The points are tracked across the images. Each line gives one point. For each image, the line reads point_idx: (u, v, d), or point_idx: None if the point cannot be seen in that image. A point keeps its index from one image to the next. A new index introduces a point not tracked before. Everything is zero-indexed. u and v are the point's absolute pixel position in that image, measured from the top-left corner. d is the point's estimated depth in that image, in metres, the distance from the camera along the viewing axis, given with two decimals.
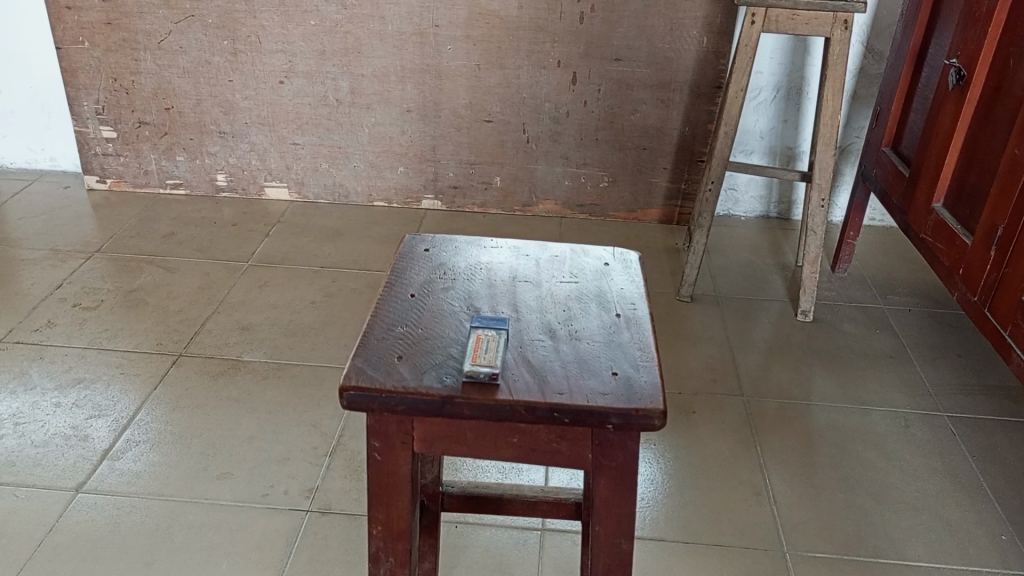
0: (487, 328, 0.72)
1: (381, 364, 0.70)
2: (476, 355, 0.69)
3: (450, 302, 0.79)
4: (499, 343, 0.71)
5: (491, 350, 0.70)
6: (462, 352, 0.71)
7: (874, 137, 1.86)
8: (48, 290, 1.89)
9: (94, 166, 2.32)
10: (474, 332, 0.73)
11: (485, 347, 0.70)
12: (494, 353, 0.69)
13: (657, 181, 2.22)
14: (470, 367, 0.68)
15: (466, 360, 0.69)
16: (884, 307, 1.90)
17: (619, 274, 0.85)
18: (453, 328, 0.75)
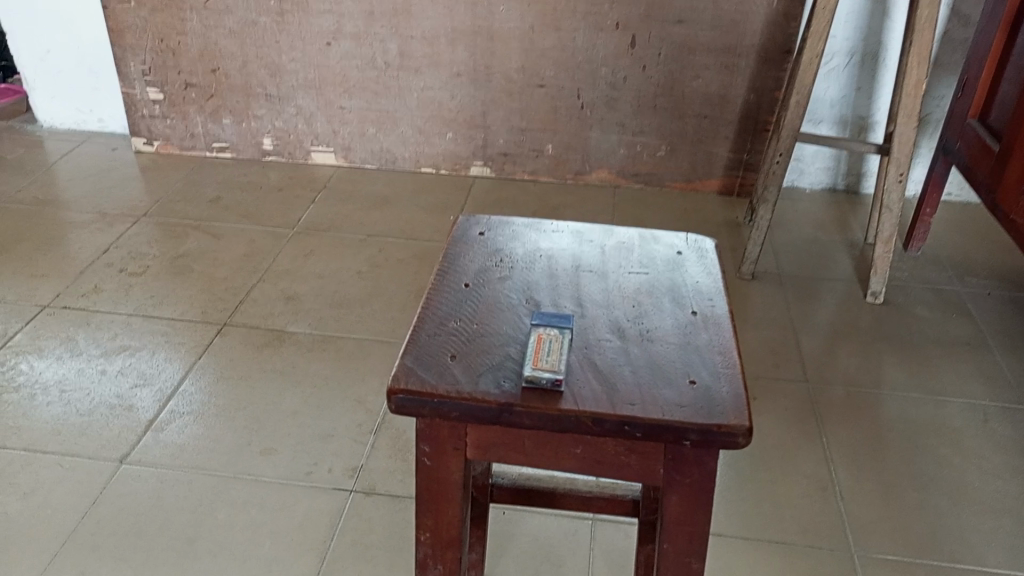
0: (547, 326, 0.66)
1: (433, 364, 0.64)
2: (537, 357, 0.63)
3: (508, 294, 0.72)
4: (562, 344, 0.64)
5: (553, 352, 0.63)
6: (522, 353, 0.65)
7: (959, 108, 1.73)
8: (95, 254, 1.87)
9: (141, 129, 2.30)
10: (533, 329, 0.66)
11: (547, 347, 0.63)
12: (557, 355, 0.63)
13: (718, 151, 2.11)
14: (531, 371, 0.62)
15: (526, 362, 0.62)
16: (961, 291, 1.79)
17: (693, 265, 0.77)
18: (511, 325, 0.68)
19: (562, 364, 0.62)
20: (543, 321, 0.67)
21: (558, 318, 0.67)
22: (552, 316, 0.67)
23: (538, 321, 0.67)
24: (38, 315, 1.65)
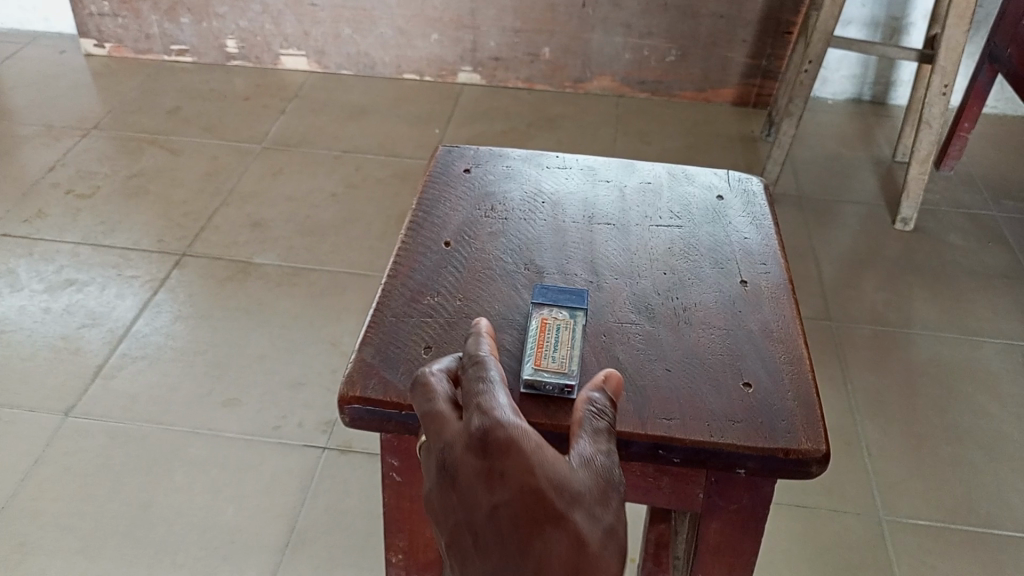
0: (553, 306, 0.52)
1: (400, 356, 0.50)
2: (539, 358, 0.49)
3: (499, 258, 0.58)
4: (574, 338, 0.50)
5: (559, 350, 0.49)
6: (519, 343, 0.51)
7: (1011, 8, 1.52)
8: (39, 173, 1.67)
9: (91, 29, 2.06)
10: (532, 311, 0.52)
11: (553, 340, 0.50)
12: (564, 354, 0.49)
13: (734, 56, 1.90)
14: (531, 376, 0.48)
15: (524, 361, 0.49)
16: (998, 216, 1.62)
17: (738, 219, 0.64)
18: (501, 298, 0.54)
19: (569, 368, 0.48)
20: (544, 298, 0.52)
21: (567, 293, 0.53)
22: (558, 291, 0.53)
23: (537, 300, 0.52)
24: None
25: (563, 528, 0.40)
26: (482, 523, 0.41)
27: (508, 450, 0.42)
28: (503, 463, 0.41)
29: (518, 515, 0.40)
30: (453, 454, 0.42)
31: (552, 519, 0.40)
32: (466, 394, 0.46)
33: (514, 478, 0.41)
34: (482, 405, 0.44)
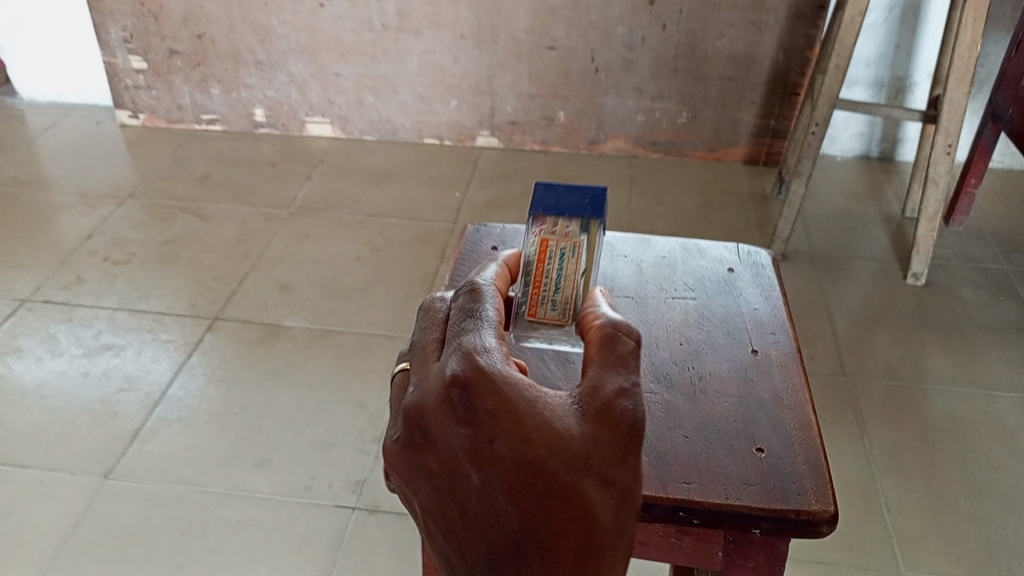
0: (559, 218, 0.59)
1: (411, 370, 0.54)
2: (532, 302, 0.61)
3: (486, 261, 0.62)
4: (579, 277, 0.59)
5: (558, 288, 0.59)
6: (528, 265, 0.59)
7: (1011, 69, 1.57)
8: (78, 240, 1.75)
9: (126, 101, 2.16)
10: (533, 217, 0.60)
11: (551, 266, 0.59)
12: (555, 298, 0.60)
13: (744, 117, 1.96)
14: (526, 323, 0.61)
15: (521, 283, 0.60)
16: (1008, 269, 1.65)
17: (749, 288, 0.70)
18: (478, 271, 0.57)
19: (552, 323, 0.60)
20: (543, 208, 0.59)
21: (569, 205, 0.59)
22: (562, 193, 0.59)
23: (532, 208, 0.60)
24: (18, 311, 1.54)
25: (561, 501, 0.41)
26: (473, 496, 0.42)
27: (496, 415, 0.41)
28: (491, 431, 0.41)
29: (515, 486, 0.41)
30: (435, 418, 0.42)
31: (548, 488, 0.41)
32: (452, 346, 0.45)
33: (507, 449, 0.41)
34: (463, 363, 0.43)
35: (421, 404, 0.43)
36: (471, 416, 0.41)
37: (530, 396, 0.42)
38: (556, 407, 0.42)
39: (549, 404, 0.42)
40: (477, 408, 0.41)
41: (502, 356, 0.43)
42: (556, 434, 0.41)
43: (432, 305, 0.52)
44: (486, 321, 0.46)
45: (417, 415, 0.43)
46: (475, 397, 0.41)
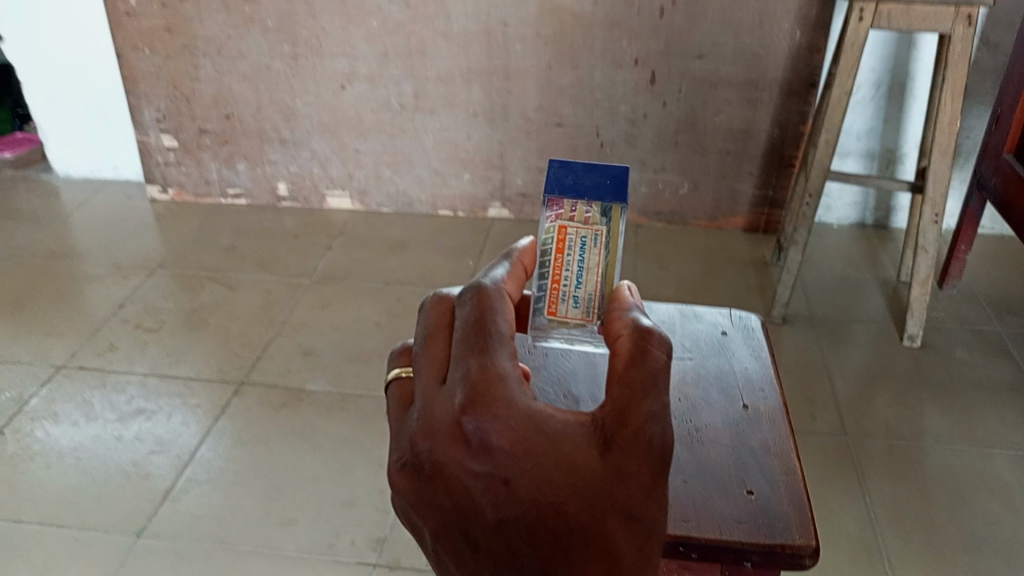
0: (579, 200, 0.66)
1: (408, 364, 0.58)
2: (553, 301, 0.70)
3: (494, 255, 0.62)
4: (604, 264, 0.68)
5: (581, 280, 0.69)
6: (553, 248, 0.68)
7: (992, 142, 1.67)
8: (110, 309, 1.84)
9: (156, 177, 2.28)
10: (552, 198, 0.67)
11: (575, 251, 0.68)
12: (579, 292, 0.69)
13: (743, 187, 2.06)
14: (546, 320, 0.71)
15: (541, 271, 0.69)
16: (1001, 330, 1.72)
17: (741, 348, 0.77)
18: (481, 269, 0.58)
19: (574, 320, 0.70)
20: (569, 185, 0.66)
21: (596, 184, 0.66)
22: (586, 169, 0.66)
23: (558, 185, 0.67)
24: (55, 377, 1.62)
25: (573, 534, 0.48)
26: (490, 531, 0.48)
27: (509, 456, 0.47)
28: (506, 471, 0.47)
29: (530, 521, 0.48)
30: (451, 463, 0.48)
31: (560, 523, 0.47)
32: (465, 368, 0.49)
33: (520, 488, 0.47)
34: (474, 413, 0.47)
35: (434, 431, 0.49)
36: (487, 456, 0.47)
37: (543, 433, 0.48)
38: (568, 449, 0.48)
39: (561, 443, 0.48)
40: (492, 448, 0.47)
41: (515, 390, 0.48)
42: (567, 473, 0.47)
43: (435, 300, 0.54)
44: (495, 336, 0.50)
45: (433, 457, 0.48)
46: (489, 439, 0.47)
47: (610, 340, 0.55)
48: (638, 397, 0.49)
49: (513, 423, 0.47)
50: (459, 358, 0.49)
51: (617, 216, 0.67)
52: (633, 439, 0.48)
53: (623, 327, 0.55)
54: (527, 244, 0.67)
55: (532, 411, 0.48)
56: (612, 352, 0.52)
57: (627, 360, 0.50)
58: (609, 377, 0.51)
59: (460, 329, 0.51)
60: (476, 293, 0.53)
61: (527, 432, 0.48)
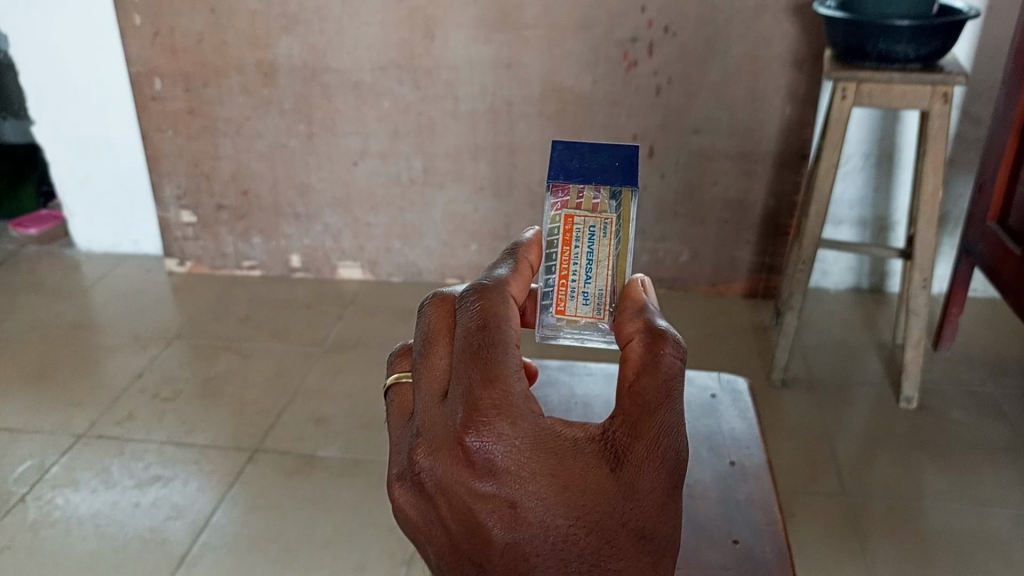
0: (587, 185, 0.70)
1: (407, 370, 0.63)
2: (561, 299, 0.74)
3: (501, 253, 0.67)
4: (612, 257, 0.72)
5: (589, 277, 0.73)
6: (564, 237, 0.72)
7: (977, 209, 1.74)
8: (129, 378, 1.90)
9: (175, 250, 2.36)
10: (560, 185, 0.71)
11: (583, 245, 0.72)
12: (587, 290, 0.73)
13: (741, 254, 2.13)
14: (554, 319, 0.75)
15: (550, 264, 0.73)
16: (996, 392, 1.76)
17: (729, 409, 0.82)
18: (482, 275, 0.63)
19: (582, 320, 0.74)
20: (580, 174, 0.70)
21: (607, 176, 0.70)
22: (599, 160, 0.70)
23: (570, 174, 0.70)
24: (75, 445, 1.67)
25: (576, 548, 0.54)
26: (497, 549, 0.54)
27: (515, 475, 0.53)
28: (512, 490, 0.53)
29: (535, 536, 0.54)
30: (459, 480, 0.53)
31: (564, 537, 0.54)
32: (467, 387, 0.54)
33: (525, 506, 0.53)
34: (481, 432, 0.53)
35: (437, 450, 0.54)
36: (492, 477, 0.53)
37: (549, 454, 0.54)
38: (572, 466, 0.54)
39: (566, 463, 0.54)
40: (496, 469, 0.53)
41: (519, 413, 0.54)
42: (571, 492, 0.54)
43: (438, 310, 0.59)
44: (498, 353, 0.55)
45: (439, 475, 0.54)
46: (494, 460, 0.53)
47: (622, 341, 0.63)
48: (648, 411, 0.57)
49: (519, 441, 0.53)
50: (462, 379, 0.54)
51: (627, 211, 0.71)
52: (640, 455, 0.55)
53: (634, 330, 0.63)
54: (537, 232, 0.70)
55: (537, 431, 0.54)
56: (625, 358, 0.60)
57: (640, 369, 0.59)
58: (622, 384, 0.59)
59: (463, 345, 0.56)
60: (480, 306, 0.58)
61: (532, 453, 0.54)
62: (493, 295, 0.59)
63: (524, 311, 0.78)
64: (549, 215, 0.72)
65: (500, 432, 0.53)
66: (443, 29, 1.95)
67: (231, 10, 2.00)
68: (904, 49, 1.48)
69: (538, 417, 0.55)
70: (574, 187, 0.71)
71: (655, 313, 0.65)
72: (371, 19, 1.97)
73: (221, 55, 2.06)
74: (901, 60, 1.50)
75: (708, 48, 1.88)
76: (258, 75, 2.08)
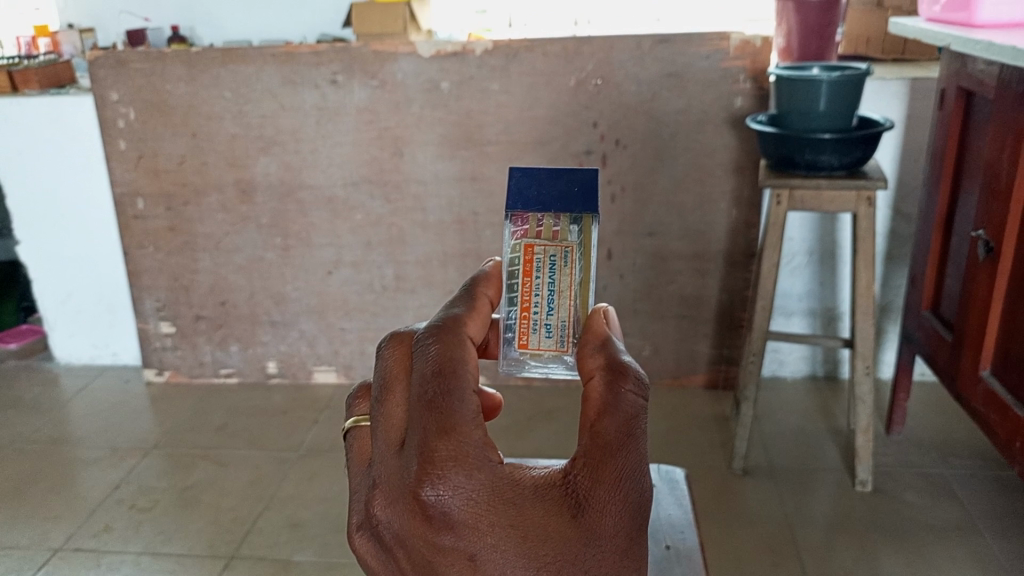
0: (547, 213, 0.76)
1: (364, 414, 0.71)
2: (523, 333, 0.78)
3: (459, 291, 0.69)
4: (574, 285, 0.76)
5: (552, 307, 0.77)
6: (524, 263, 0.76)
7: (912, 301, 1.87)
8: (106, 490, 1.93)
9: (153, 360, 2.42)
10: (519, 215, 0.76)
11: (544, 275, 0.77)
12: (549, 321, 0.77)
13: (700, 347, 2.23)
14: (518, 353, 0.79)
15: (511, 296, 0.77)
16: (946, 472, 1.84)
17: (667, 497, 0.91)
18: (441, 311, 0.65)
19: (546, 352, 0.78)
20: (539, 204, 0.76)
21: (566, 204, 0.75)
22: (557, 189, 0.76)
23: (528, 204, 0.76)
24: (51, 560, 1.69)
25: None
26: None
27: (474, 528, 0.58)
28: (471, 542, 0.58)
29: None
30: (422, 532, 0.58)
31: None
32: (423, 438, 0.58)
33: (484, 557, 0.58)
34: (438, 487, 0.57)
35: (397, 501, 0.59)
36: (449, 529, 0.58)
37: (506, 504, 0.58)
38: (529, 518, 0.59)
39: (523, 511, 0.59)
40: (454, 521, 0.57)
41: (474, 465, 0.57)
42: (529, 541, 0.58)
43: (396, 357, 0.64)
44: (453, 403, 0.58)
45: (403, 527, 0.59)
46: (451, 514, 0.57)
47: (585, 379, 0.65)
48: (608, 453, 0.61)
49: (477, 496, 0.58)
50: (419, 430, 0.58)
51: (587, 236, 0.76)
52: (598, 499, 0.60)
53: (595, 366, 0.65)
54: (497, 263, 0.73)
55: (493, 482, 0.58)
56: (587, 395, 0.63)
57: (602, 410, 0.62)
58: (584, 422, 0.62)
59: (421, 394, 0.59)
60: (437, 350, 0.60)
61: (489, 505, 0.58)
62: (450, 337, 0.61)
63: (487, 344, 0.82)
64: (510, 244, 0.76)
65: (456, 486, 0.57)
66: (411, 147, 2.10)
67: (211, 134, 2.15)
68: (829, 158, 1.62)
69: (495, 466, 0.59)
70: (533, 216, 0.76)
71: (617, 345, 0.67)
72: (343, 140, 2.12)
73: (201, 175, 2.19)
74: (827, 168, 1.65)
75: (657, 158, 2.03)
76: (237, 193, 2.20)
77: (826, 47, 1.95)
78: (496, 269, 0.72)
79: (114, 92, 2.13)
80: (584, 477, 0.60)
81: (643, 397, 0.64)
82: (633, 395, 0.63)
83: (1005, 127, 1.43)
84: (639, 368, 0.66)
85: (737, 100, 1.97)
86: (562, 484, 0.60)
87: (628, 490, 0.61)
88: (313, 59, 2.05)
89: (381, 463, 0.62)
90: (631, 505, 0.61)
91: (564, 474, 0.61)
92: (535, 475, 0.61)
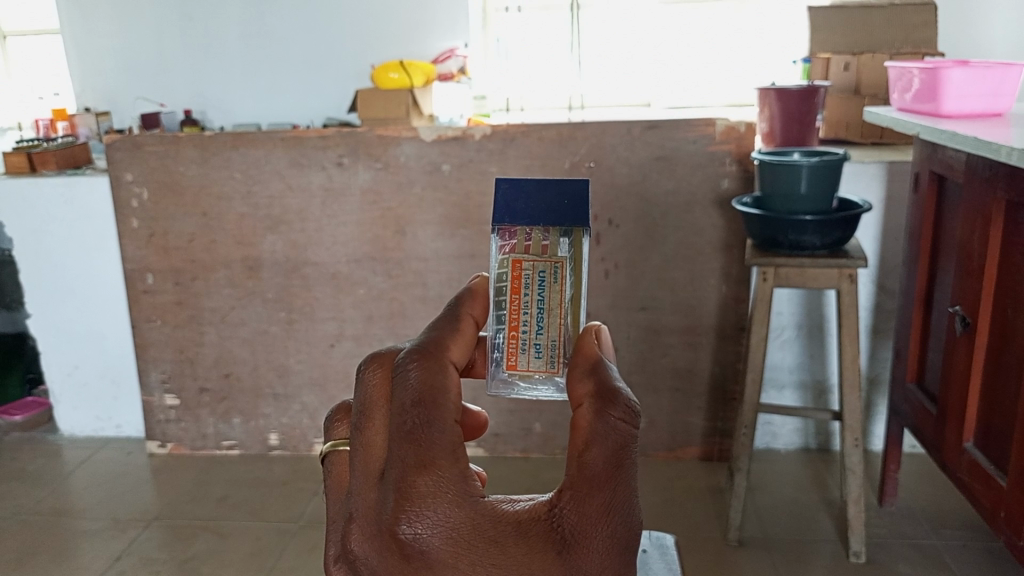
0: (538, 227, 0.80)
1: (342, 438, 0.76)
2: (512, 353, 0.81)
3: (444, 312, 0.73)
4: (564, 302, 0.81)
5: (541, 327, 0.81)
6: (514, 280, 0.81)
7: (898, 374, 1.93)
8: (107, 562, 1.95)
9: (157, 432, 2.46)
10: (506, 229, 0.80)
11: (534, 292, 0.81)
12: (539, 342, 0.81)
13: (694, 420, 2.27)
14: (506, 374, 0.81)
15: (500, 313, 0.81)
16: (939, 544, 1.87)
17: (657, 561, 0.95)
18: (422, 334, 0.69)
19: (535, 373, 0.81)
20: (527, 217, 0.79)
21: (558, 218, 0.79)
22: (545, 200, 0.79)
23: (517, 218, 0.80)
24: None
25: None
26: None
27: (453, 564, 0.62)
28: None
29: None
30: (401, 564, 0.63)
31: None
32: (402, 473, 0.62)
33: None
34: (413, 523, 0.61)
35: (376, 537, 0.64)
36: (428, 566, 0.62)
37: (484, 542, 0.62)
38: (506, 554, 0.62)
39: (505, 549, 0.62)
40: (432, 559, 0.62)
41: (451, 500, 0.62)
42: None
43: (377, 384, 0.69)
44: (430, 435, 0.62)
45: (383, 560, 0.64)
46: (429, 550, 0.61)
47: (572, 404, 0.67)
48: (596, 486, 0.63)
49: (452, 531, 0.62)
50: (398, 463, 0.63)
51: (576, 250, 0.80)
52: (583, 534, 0.62)
53: (583, 392, 0.67)
54: (481, 283, 0.76)
55: (470, 519, 0.62)
56: (575, 424, 0.65)
57: (588, 440, 0.63)
58: (572, 451, 0.64)
59: (400, 425, 0.64)
60: (418, 378, 0.65)
61: (468, 542, 0.62)
62: (431, 364, 0.65)
63: (472, 363, 0.83)
64: (499, 259, 0.81)
65: (433, 523, 0.61)
66: (412, 226, 2.19)
67: (221, 214, 2.24)
68: (811, 239, 1.70)
69: (475, 502, 0.63)
70: (521, 231, 0.80)
71: (610, 370, 0.69)
72: (348, 220, 2.21)
73: (209, 252, 2.27)
74: (810, 248, 1.73)
75: (648, 236, 2.12)
76: (244, 269, 2.28)
77: (807, 133, 2.06)
78: (482, 285, 0.76)
79: (129, 173, 2.23)
80: (571, 511, 0.63)
81: (632, 423, 0.65)
82: (617, 423, 0.64)
83: (975, 210, 1.52)
84: (630, 394, 0.67)
85: (724, 182, 2.07)
86: (548, 518, 0.63)
87: (615, 525, 0.63)
88: (320, 142, 2.16)
89: (359, 494, 0.67)
90: (619, 540, 0.63)
91: (550, 508, 0.64)
92: (519, 509, 0.64)
